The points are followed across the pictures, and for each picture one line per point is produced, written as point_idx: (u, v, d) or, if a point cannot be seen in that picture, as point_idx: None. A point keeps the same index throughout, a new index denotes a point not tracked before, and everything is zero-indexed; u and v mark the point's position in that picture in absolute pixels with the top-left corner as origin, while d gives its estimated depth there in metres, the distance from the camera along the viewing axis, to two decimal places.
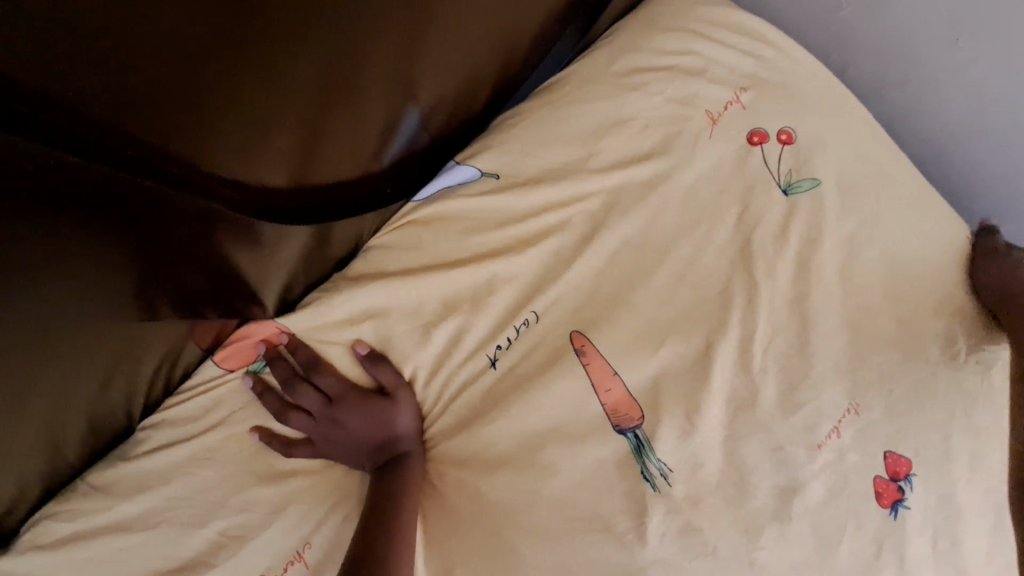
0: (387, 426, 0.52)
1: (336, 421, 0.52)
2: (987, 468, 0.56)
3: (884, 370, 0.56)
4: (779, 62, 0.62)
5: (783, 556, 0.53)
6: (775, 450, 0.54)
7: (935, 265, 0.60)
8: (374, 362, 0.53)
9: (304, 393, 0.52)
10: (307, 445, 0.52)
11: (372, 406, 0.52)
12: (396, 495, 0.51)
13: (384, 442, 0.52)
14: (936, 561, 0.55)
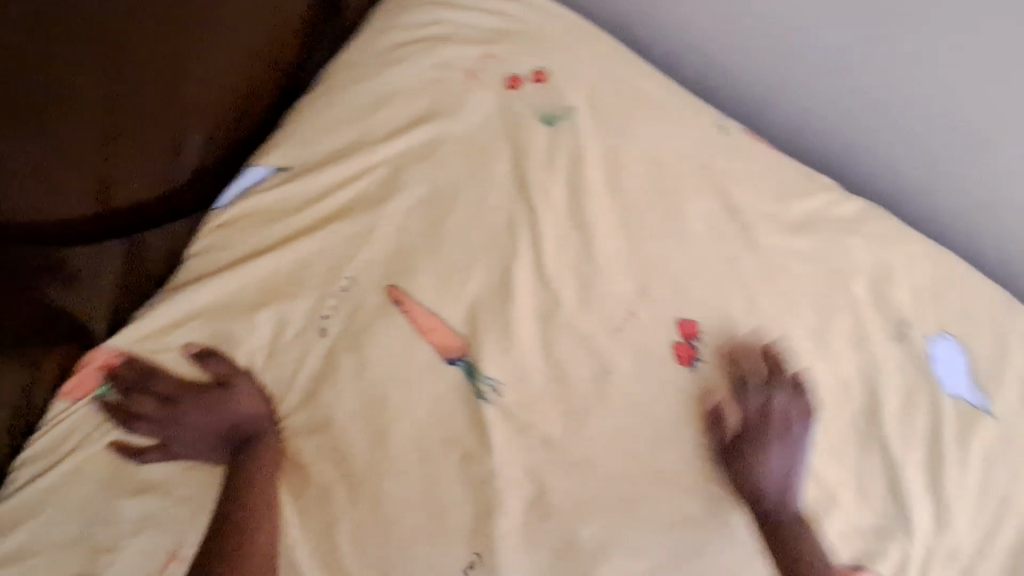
0: (230, 411, 0.57)
1: (180, 418, 0.56)
2: (765, 313, 0.67)
3: (664, 254, 0.66)
4: (523, 14, 0.70)
5: (605, 424, 0.64)
6: (584, 343, 0.64)
7: (695, 154, 0.68)
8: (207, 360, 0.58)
9: (148, 401, 0.57)
10: (160, 447, 0.56)
11: (213, 398, 0.57)
12: (249, 468, 0.56)
13: (230, 427, 0.57)
14: (736, 397, 0.66)
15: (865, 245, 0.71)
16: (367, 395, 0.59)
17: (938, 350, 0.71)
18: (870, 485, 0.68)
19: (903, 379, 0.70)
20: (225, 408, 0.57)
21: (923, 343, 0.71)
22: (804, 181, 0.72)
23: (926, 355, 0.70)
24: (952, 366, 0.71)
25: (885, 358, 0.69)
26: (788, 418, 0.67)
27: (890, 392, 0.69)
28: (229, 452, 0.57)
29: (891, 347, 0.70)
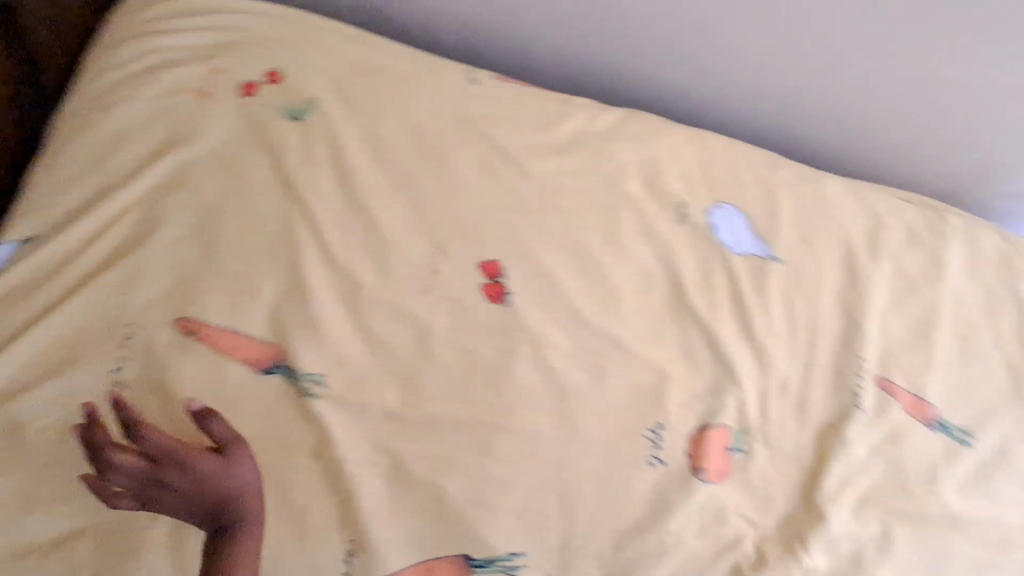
0: (201, 492, 0.56)
1: (167, 481, 0.55)
2: (557, 232, 0.72)
3: (446, 207, 0.69)
4: (234, 20, 0.73)
5: (439, 379, 0.66)
6: (395, 311, 0.66)
7: (451, 106, 0.72)
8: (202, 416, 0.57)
9: (141, 461, 0.55)
10: (132, 498, 0.55)
11: (195, 472, 0.56)
12: (229, 552, 0.55)
13: (219, 495, 0.56)
14: (552, 315, 0.71)
15: (629, 146, 0.77)
16: (187, 430, 0.58)
17: (720, 217, 0.78)
18: (695, 352, 0.75)
19: (697, 252, 0.77)
20: (228, 471, 0.57)
21: (705, 216, 0.78)
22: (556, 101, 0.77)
23: (710, 225, 0.78)
24: (736, 226, 0.79)
25: (676, 239, 0.76)
26: (607, 319, 0.72)
27: (688, 266, 0.76)
28: (205, 524, 0.55)
29: (677, 227, 0.77)
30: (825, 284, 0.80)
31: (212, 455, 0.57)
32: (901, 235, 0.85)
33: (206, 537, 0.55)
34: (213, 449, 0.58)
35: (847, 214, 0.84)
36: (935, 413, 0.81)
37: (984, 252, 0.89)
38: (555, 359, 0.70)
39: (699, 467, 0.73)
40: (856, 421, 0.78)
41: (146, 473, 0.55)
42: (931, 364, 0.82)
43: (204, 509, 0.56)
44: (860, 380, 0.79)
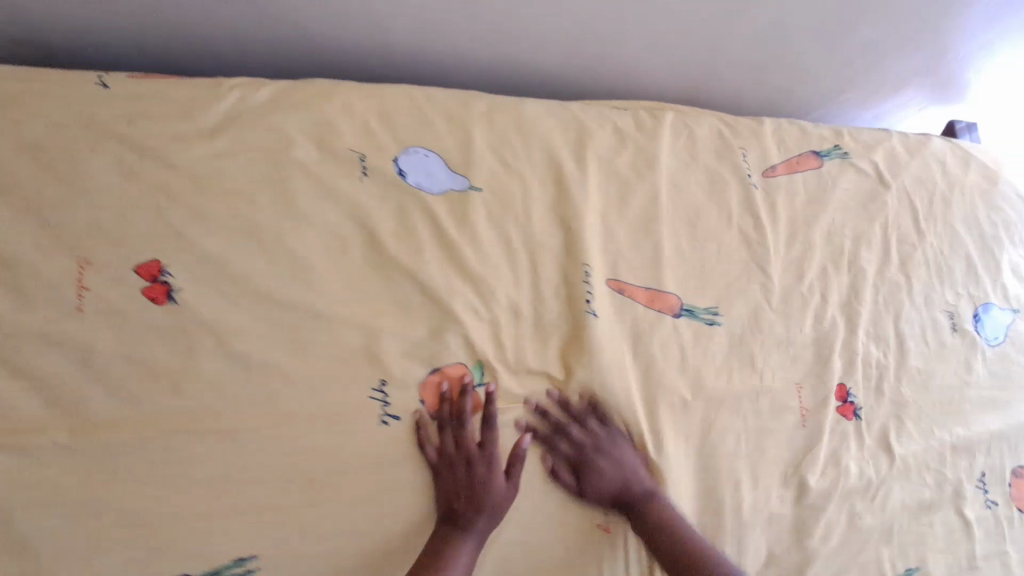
0: (481, 475, 0.70)
1: (484, 479, 0.70)
2: (219, 217, 0.69)
3: (85, 218, 0.66)
4: None
5: (110, 396, 0.64)
6: (44, 338, 0.63)
7: (74, 115, 0.68)
8: (492, 429, 0.71)
9: (474, 447, 0.71)
10: (434, 449, 0.70)
11: (481, 463, 0.70)
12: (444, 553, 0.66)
13: (494, 508, 0.69)
14: (231, 302, 0.68)
15: (292, 113, 0.74)
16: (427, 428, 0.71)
17: (408, 163, 0.77)
18: (407, 301, 0.74)
19: (389, 202, 0.75)
20: (481, 476, 0.70)
21: (390, 164, 0.76)
22: (206, 86, 0.74)
23: (398, 172, 0.76)
24: (428, 167, 0.77)
25: (362, 193, 0.74)
26: (299, 292, 0.70)
27: (381, 219, 0.74)
28: (479, 511, 0.68)
29: (361, 181, 0.74)
30: (535, 204, 0.81)
31: (500, 475, 0.70)
32: (609, 141, 0.86)
33: (447, 523, 0.68)
34: (481, 425, 0.72)
35: (549, 131, 0.84)
36: (677, 302, 0.82)
37: (701, 137, 0.90)
38: (249, 346, 0.68)
39: (438, 412, 0.72)
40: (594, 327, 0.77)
41: (445, 449, 0.70)
42: (661, 255, 0.83)
43: (450, 505, 0.69)
44: (590, 288, 0.79)
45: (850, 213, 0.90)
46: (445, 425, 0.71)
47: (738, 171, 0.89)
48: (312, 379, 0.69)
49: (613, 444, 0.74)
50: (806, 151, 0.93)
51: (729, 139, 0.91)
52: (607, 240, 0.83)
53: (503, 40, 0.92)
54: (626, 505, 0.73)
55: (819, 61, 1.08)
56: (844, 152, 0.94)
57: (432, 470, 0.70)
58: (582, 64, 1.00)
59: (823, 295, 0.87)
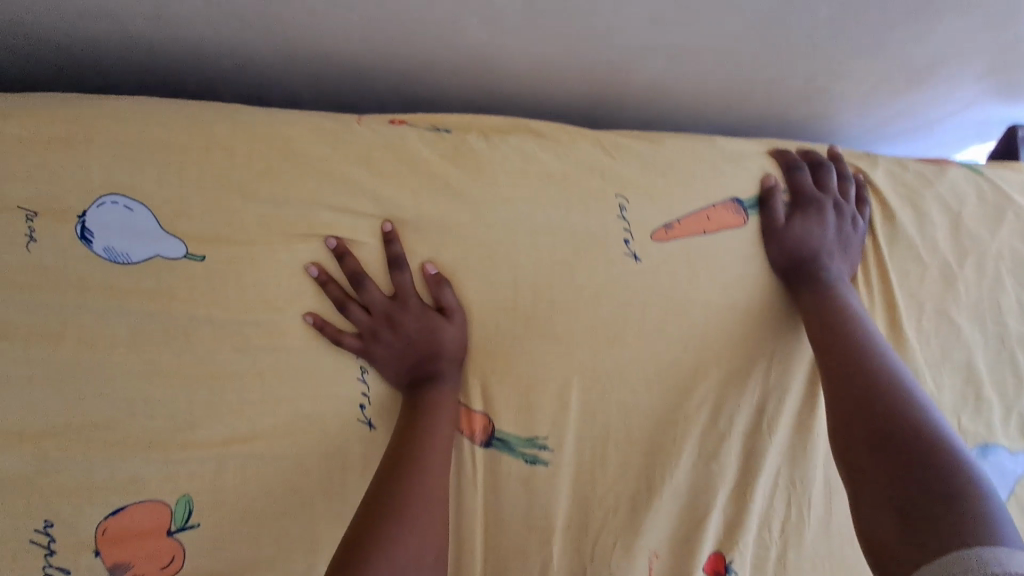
0: (414, 327, 0.59)
1: (409, 331, 0.59)
2: None
3: None
4: None
5: None
6: None
7: None
8: (399, 270, 0.60)
9: (386, 299, 0.60)
10: (351, 335, 0.60)
11: (405, 322, 0.59)
12: (431, 341, 0.59)
13: (438, 354, 0.59)
14: None
15: None
16: (336, 281, 0.60)
17: (97, 222, 0.56)
18: (80, 413, 0.55)
19: (64, 277, 0.56)
20: (420, 318, 0.59)
21: (70, 224, 0.56)
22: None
23: (81, 236, 0.56)
24: (125, 229, 0.56)
25: (26, 266, 0.55)
26: None
27: (52, 301, 0.55)
28: (427, 367, 0.60)
29: (27, 251, 0.56)
30: (283, 279, 0.59)
31: (436, 313, 0.60)
32: (410, 183, 0.61)
33: (409, 395, 0.59)
34: (388, 273, 0.60)
35: (318, 172, 0.60)
36: (483, 427, 0.61)
37: (559, 175, 0.62)
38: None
39: (121, 566, 0.55)
40: (362, 449, 0.61)
41: (365, 327, 0.59)
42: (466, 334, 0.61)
43: (406, 370, 0.60)
44: (364, 380, 0.61)
45: (767, 296, 0.63)
46: (347, 292, 0.59)
47: (605, 228, 0.61)
48: None
49: (798, 229, 0.61)
50: (727, 199, 0.63)
51: (604, 175, 0.62)
52: (389, 329, 0.59)
53: (299, 28, 0.65)
54: (818, 274, 0.60)
55: (816, 73, 0.76)
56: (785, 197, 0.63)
57: (366, 351, 0.60)
58: (429, 57, 0.71)
59: (704, 417, 0.62)
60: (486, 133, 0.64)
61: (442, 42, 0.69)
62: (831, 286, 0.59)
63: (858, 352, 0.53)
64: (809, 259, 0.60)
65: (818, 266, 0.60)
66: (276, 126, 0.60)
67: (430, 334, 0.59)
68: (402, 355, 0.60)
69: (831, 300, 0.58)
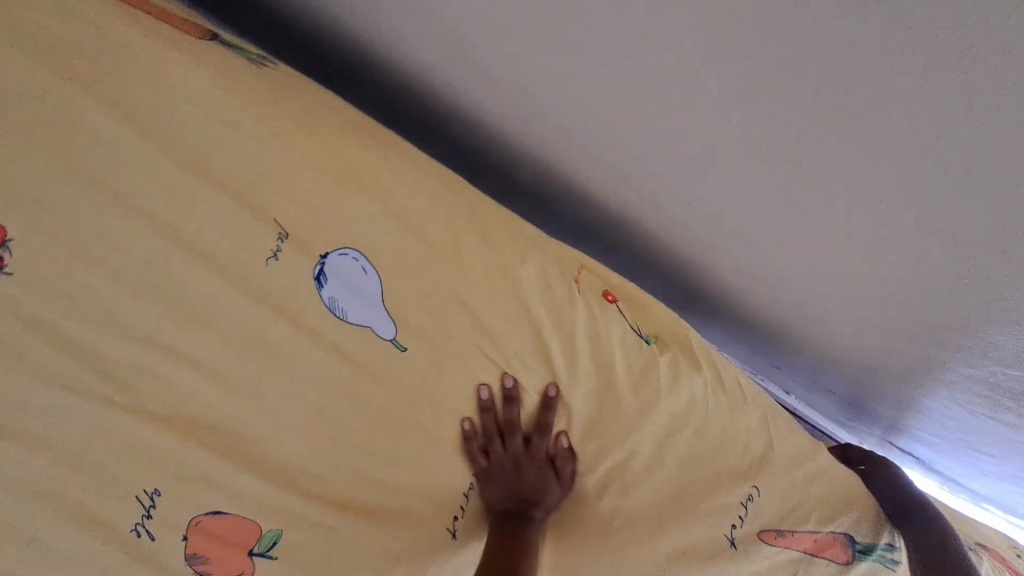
0: (531, 478, 0.66)
1: (525, 478, 0.66)
2: (98, 237, 0.57)
3: None
4: None
5: None
6: None
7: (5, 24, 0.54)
8: (545, 433, 0.65)
9: (522, 444, 0.66)
10: (481, 457, 0.66)
11: (527, 472, 0.66)
12: (536, 492, 0.67)
13: (536, 505, 0.67)
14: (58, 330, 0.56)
15: (248, 146, 0.61)
16: (491, 411, 0.64)
17: (335, 271, 0.61)
18: (237, 419, 0.61)
19: (283, 303, 0.61)
20: (540, 472, 0.66)
21: (313, 260, 0.61)
22: (174, 29, 0.63)
23: (316, 277, 0.61)
24: (357, 290, 0.61)
25: (258, 275, 0.60)
26: (128, 342, 0.59)
27: (261, 317, 0.60)
28: (523, 509, 0.67)
29: (265, 264, 0.60)
30: (450, 400, 0.64)
31: (551, 474, 0.67)
32: (594, 378, 0.65)
33: (501, 525, 0.67)
34: (532, 425, 0.66)
35: (528, 326, 0.64)
36: None
37: (716, 439, 0.66)
38: (20, 365, 0.55)
39: (196, 557, 0.61)
40: (431, 554, 0.68)
41: (496, 458, 0.66)
42: (562, 499, 0.68)
43: (505, 502, 0.67)
44: (467, 496, 0.67)
45: None
46: (495, 425, 0.65)
47: (726, 503, 0.66)
48: (78, 442, 0.58)
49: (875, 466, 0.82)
50: (839, 526, 0.70)
51: (751, 460, 0.67)
52: (508, 475, 0.67)
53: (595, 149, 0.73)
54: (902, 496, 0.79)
55: (871, 389, 1.02)
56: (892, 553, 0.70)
57: (483, 473, 0.66)
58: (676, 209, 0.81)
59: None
60: (679, 361, 0.68)
61: (689, 220, 0.82)
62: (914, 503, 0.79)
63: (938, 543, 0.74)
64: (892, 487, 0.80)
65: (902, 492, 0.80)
66: (516, 265, 0.66)
67: (537, 488, 0.67)
68: (506, 492, 0.67)
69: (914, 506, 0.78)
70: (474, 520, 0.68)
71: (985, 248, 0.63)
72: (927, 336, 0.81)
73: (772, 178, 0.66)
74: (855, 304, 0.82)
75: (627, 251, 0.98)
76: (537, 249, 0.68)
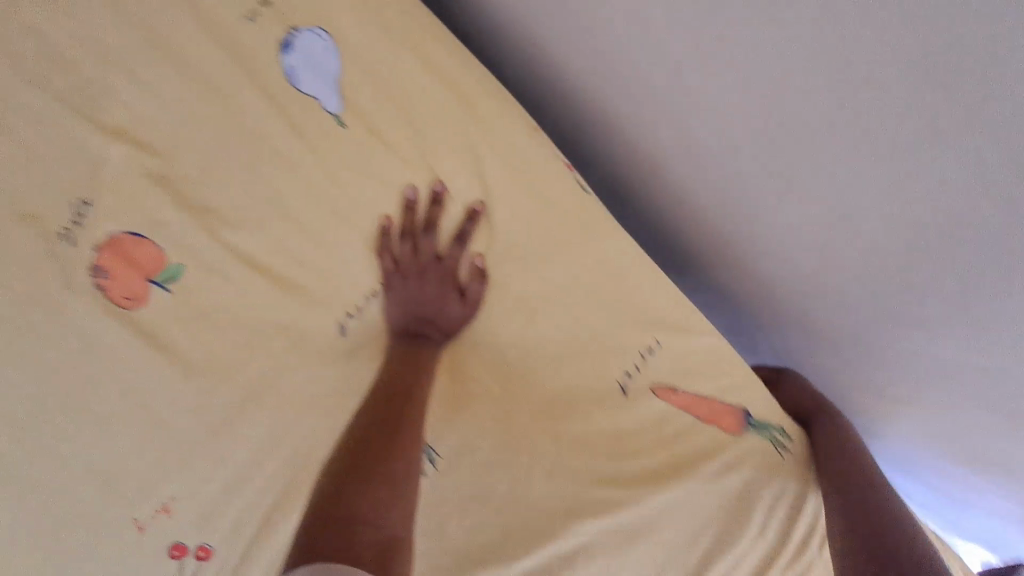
0: (432, 292, 0.65)
1: (428, 291, 0.65)
2: None
3: None
4: None
5: None
6: None
7: None
8: (459, 246, 0.65)
9: (434, 256, 0.65)
10: (389, 259, 0.65)
11: (430, 284, 0.65)
12: (437, 311, 0.66)
13: (433, 324, 0.67)
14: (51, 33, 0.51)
15: None
16: (413, 211, 0.65)
17: (303, 43, 0.61)
18: (181, 159, 0.58)
19: (248, 57, 0.59)
20: (443, 288, 0.65)
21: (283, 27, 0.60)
22: None
23: (283, 42, 0.60)
24: (320, 67, 0.62)
25: (233, 27, 0.58)
26: (97, 56, 0.53)
27: (225, 66, 0.58)
28: (421, 327, 0.67)
29: (241, 24, 0.58)
30: (382, 193, 0.64)
31: (456, 295, 0.65)
32: (523, 204, 0.65)
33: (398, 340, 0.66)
34: (449, 239, 0.65)
35: (472, 141, 0.66)
36: None
37: (630, 288, 0.65)
38: (9, 54, 0.50)
39: (98, 271, 0.57)
40: (320, 342, 0.67)
41: (403, 263, 0.65)
42: (462, 324, 0.66)
43: (402, 312, 0.66)
44: (365, 299, 0.66)
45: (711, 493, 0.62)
46: (413, 228, 0.65)
47: (624, 352, 0.64)
48: (24, 136, 0.52)
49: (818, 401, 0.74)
50: (742, 407, 0.65)
51: (666, 319, 0.64)
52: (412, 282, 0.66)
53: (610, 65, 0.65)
54: None
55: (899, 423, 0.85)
56: (782, 443, 0.66)
57: (388, 277, 0.65)
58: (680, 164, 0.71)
59: (574, 558, 0.61)
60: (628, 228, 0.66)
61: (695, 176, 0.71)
62: None
63: None
64: None
65: None
66: (467, 83, 0.67)
67: (438, 306, 0.65)
68: (407, 304, 0.66)
69: None
70: (366, 325, 0.67)
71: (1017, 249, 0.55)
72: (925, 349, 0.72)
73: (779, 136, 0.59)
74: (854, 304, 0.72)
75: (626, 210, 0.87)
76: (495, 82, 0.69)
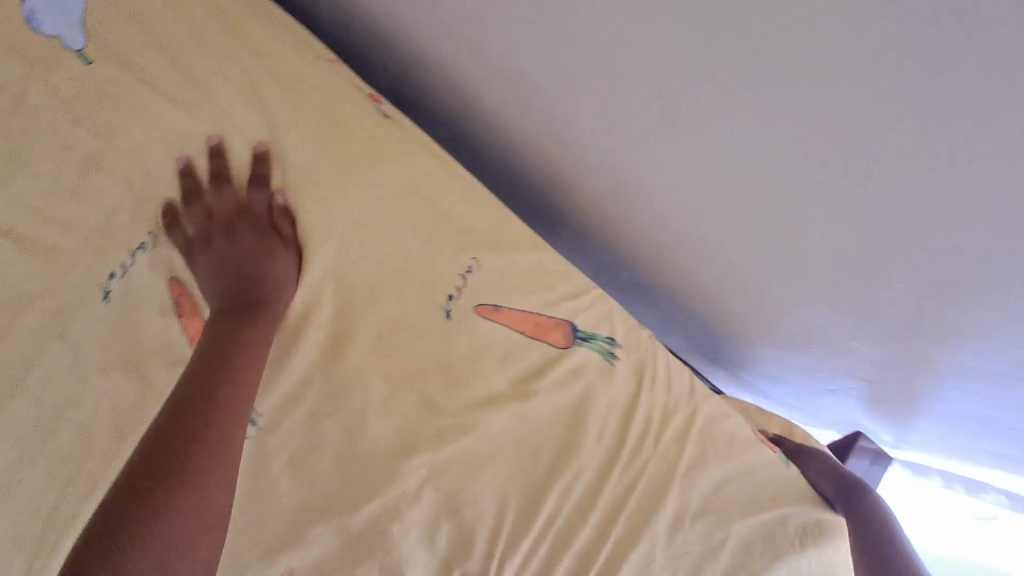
0: (248, 244, 0.53)
1: (239, 242, 0.53)
2: None
3: None
4: None
5: None
6: None
7: None
8: (261, 186, 0.54)
9: (232, 207, 0.54)
10: (183, 229, 0.53)
11: (243, 239, 0.53)
12: (258, 264, 0.53)
13: (256, 284, 0.52)
14: None
15: None
16: (193, 170, 0.54)
17: None
18: None
19: None
20: (258, 236, 0.53)
21: None
22: None
23: None
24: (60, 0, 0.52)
25: None
26: None
27: None
28: (241, 296, 0.52)
29: None
30: (147, 126, 0.53)
31: (272, 238, 0.54)
32: (317, 129, 0.59)
33: (214, 324, 0.50)
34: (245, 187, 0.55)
35: (246, 63, 0.58)
36: None
37: (439, 209, 0.62)
38: None
39: None
40: (80, 313, 0.52)
41: (201, 228, 0.53)
42: (292, 268, 0.55)
43: (219, 290, 0.52)
44: (132, 252, 0.52)
45: (549, 398, 0.61)
46: (199, 184, 0.54)
47: (441, 274, 0.60)
48: None
49: (819, 455, 0.73)
50: (569, 318, 0.64)
51: (479, 236, 0.63)
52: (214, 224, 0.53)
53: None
54: (848, 491, 0.67)
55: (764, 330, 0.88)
56: (611, 351, 0.65)
57: (191, 249, 0.53)
58: (509, 76, 0.70)
59: (411, 490, 0.57)
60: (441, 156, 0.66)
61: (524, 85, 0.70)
62: (862, 499, 0.66)
63: (891, 547, 0.62)
64: (847, 480, 0.68)
65: (846, 484, 0.67)
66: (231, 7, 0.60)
67: (259, 254, 0.53)
68: (222, 269, 0.53)
69: (864, 501, 0.65)
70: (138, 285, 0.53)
71: (909, 184, 0.53)
72: (816, 264, 0.70)
73: (682, 15, 0.51)
74: (742, 219, 0.70)
75: (468, 143, 0.88)
76: (267, 12, 0.64)
